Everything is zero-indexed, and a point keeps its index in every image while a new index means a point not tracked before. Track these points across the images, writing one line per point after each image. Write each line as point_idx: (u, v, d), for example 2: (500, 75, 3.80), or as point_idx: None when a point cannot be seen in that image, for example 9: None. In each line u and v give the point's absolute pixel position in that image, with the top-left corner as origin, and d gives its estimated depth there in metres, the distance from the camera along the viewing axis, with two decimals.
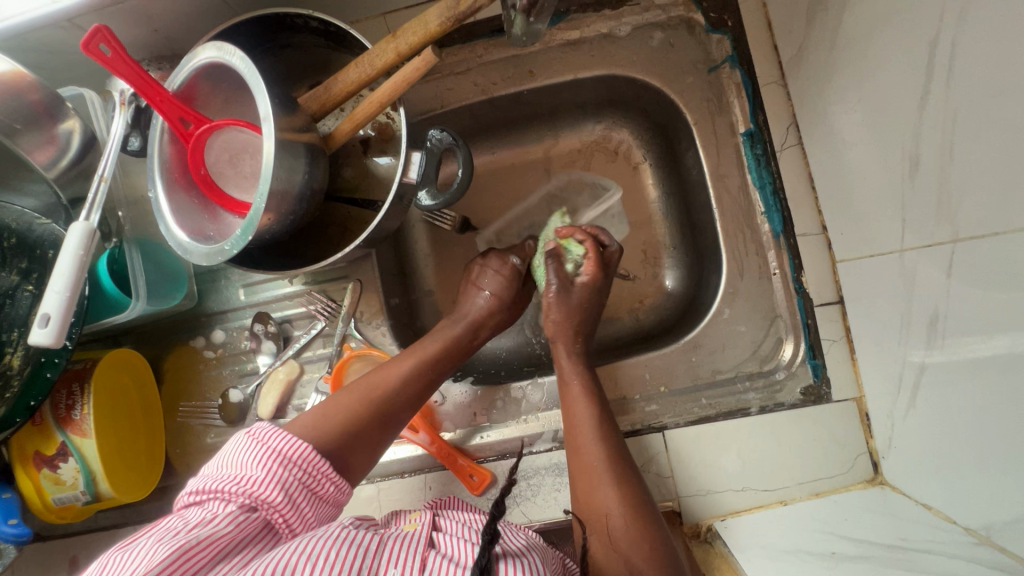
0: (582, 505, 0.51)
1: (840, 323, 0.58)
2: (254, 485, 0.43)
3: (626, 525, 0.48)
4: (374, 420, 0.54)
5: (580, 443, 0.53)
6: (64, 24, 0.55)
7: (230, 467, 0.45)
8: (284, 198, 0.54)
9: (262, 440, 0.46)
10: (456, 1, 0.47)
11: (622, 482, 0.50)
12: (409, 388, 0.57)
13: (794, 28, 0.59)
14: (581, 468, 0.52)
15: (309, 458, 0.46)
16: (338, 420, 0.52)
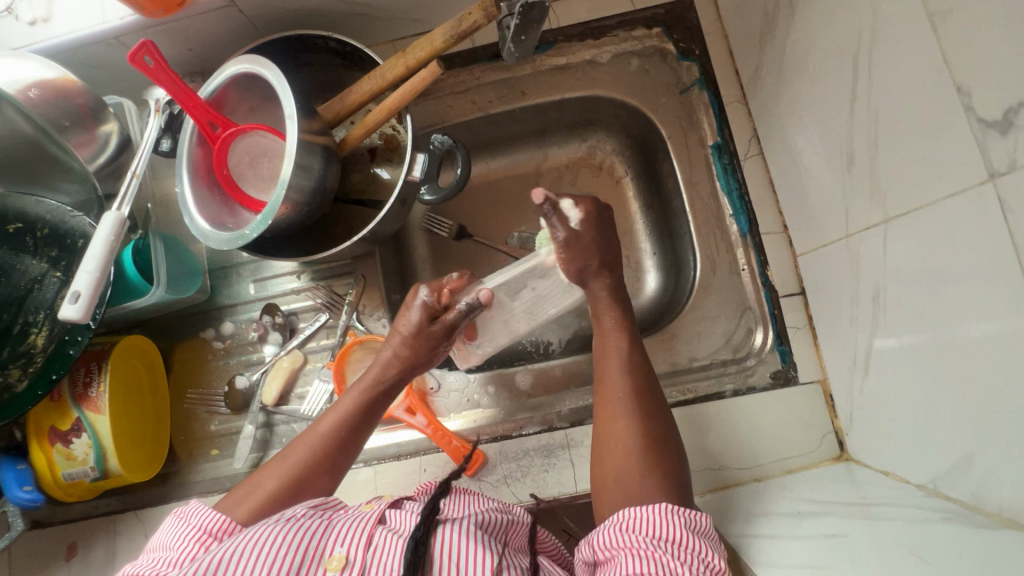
0: (602, 435, 0.56)
1: (803, 311, 0.64)
2: (169, 565, 0.47)
3: (639, 455, 0.53)
4: (296, 489, 0.54)
5: (611, 382, 0.58)
6: (112, 41, 0.63)
7: (159, 551, 0.49)
8: (301, 191, 0.60)
9: (186, 517, 0.50)
10: (458, 20, 0.54)
11: (641, 419, 0.55)
12: (320, 452, 0.55)
13: (752, 52, 0.66)
14: (607, 406, 0.57)
15: (226, 528, 0.50)
16: (262, 496, 0.53)
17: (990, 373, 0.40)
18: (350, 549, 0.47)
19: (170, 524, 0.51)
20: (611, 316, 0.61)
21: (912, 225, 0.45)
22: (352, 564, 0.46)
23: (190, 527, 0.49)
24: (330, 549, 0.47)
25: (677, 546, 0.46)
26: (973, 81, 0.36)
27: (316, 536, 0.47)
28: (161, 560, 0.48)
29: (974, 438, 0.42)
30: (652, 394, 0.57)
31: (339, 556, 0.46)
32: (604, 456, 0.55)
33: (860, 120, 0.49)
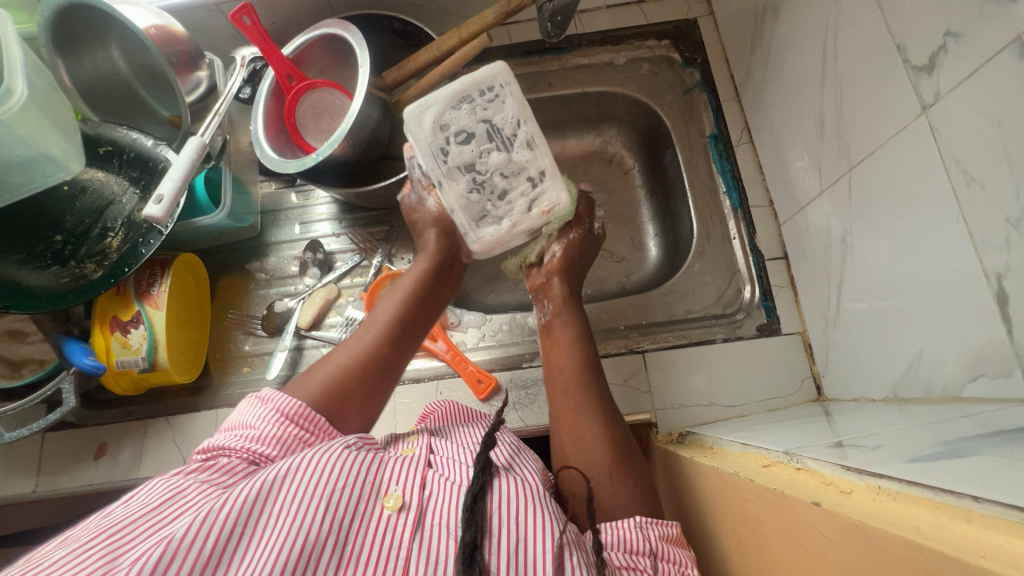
0: (568, 443, 0.56)
1: (785, 273, 0.74)
2: (255, 443, 0.49)
3: (612, 462, 0.54)
4: (364, 375, 0.58)
5: (574, 392, 0.59)
6: (213, 8, 0.75)
7: (243, 425, 0.51)
8: (359, 133, 0.70)
9: (269, 401, 0.52)
10: (506, 1, 0.68)
11: (607, 424, 0.57)
12: (382, 335, 0.61)
13: (743, 60, 0.80)
14: (569, 416, 0.58)
15: (303, 413, 0.51)
16: (325, 379, 0.56)
17: (929, 277, 0.49)
18: (405, 491, 0.47)
19: (251, 406, 0.52)
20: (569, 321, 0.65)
21: (867, 168, 0.55)
22: (409, 507, 0.46)
23: (270, 411, 0.51)
24: (387, 488, 0.47)
25: (652, 557, 0.47)
26: (908, 40, 0.47)
27: (374, 472, 0.48)
28: (244, 436, 0.50)
29: (922, 338, 0.50)
30: (609, 401, 0.59)
31: (397, 495, 0.46)
32: (568, 467, 0.55)
33: (829, 92, 0.60)
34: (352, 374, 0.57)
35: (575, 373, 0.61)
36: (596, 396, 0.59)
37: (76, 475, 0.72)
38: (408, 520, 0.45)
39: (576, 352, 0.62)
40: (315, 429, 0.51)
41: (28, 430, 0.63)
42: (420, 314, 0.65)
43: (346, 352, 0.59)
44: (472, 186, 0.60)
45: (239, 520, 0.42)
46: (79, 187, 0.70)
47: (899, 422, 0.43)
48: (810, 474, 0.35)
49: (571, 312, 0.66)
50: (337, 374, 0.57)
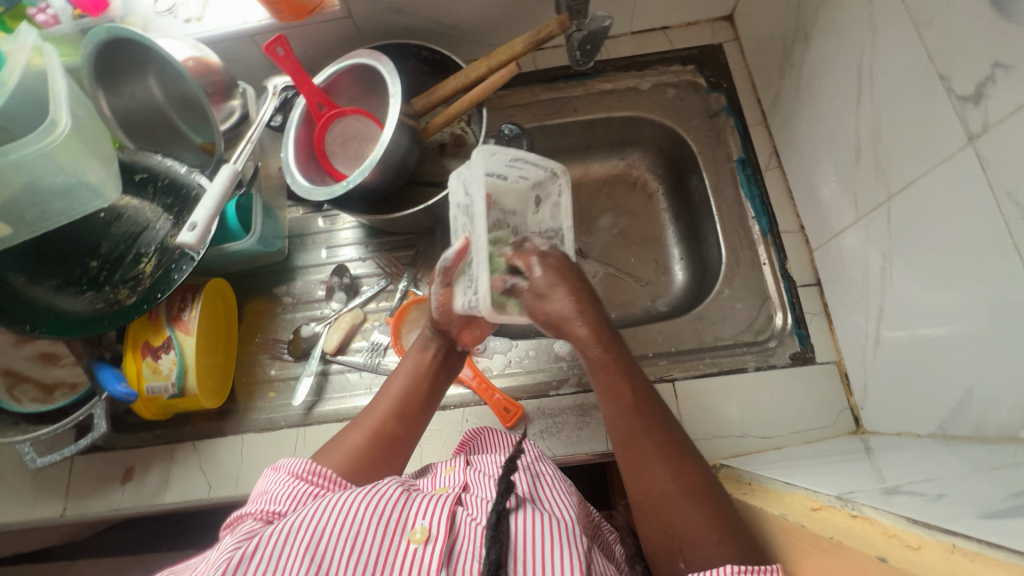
0: (648, 497, 0.51)
1: (819, 300, 0.72)
2: (271, 502, 0.51)
3: (701, 516, 0.47)
4: (376, 450, 0.58)
5: (638, 438, 0.53)
6: (248, 39, 0.78)
7: (260, 492, 0.53)
8: (388, 161, 0.71)
9: (282, 466, 0.54)
10: (536, 31, 0.68)
11: (682, 469, 0.51)
12: (390, 411, 0.61)
13: (771, 85, 0.80)
14: (641, 466, 0.52)
15: (313, 469, 0.53)
16: (340, 456, 0.57)
17: (979, 310, 0.47)
18: (432, 522, 0.47)
19: (265, 476, 0.55)
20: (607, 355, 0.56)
21: (907, 197, 0.54)
22: (435, 538, 0.46)
23: (282, 474, 0.53)
24: (413, 522, 0.47)
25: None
26: (951, 70, 0.46)
27: (399, 508, 0.48)
28: (260, 503, 0.52)
29: (973, 373, 0.48)
30: (680, 440, 0.53)
31: (423, 528, 0.47)
32: (655, 525, 0.50)
33: (865, 120, 0.59)
34: (368, 443, 0.58)
35: (635, 416, 0.54)
36: (660, 440, 0.52)
37: (103, 499, 0.72)
38: (435, 550, 0.45)
39: (628, 390, 0.55)
40: (326, 482, 0.52)
41: (59, 455, 0.63)
42: (421, 398, 0.63)
43: (355, 429, 0.60)
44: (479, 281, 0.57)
45: (265, 568, 0.43)
46: (116, 215, 0.72)
47: (954, 464, 0.41)
48: (867, 522, 0.34)
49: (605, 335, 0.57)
50: (353, 450, 0.57)
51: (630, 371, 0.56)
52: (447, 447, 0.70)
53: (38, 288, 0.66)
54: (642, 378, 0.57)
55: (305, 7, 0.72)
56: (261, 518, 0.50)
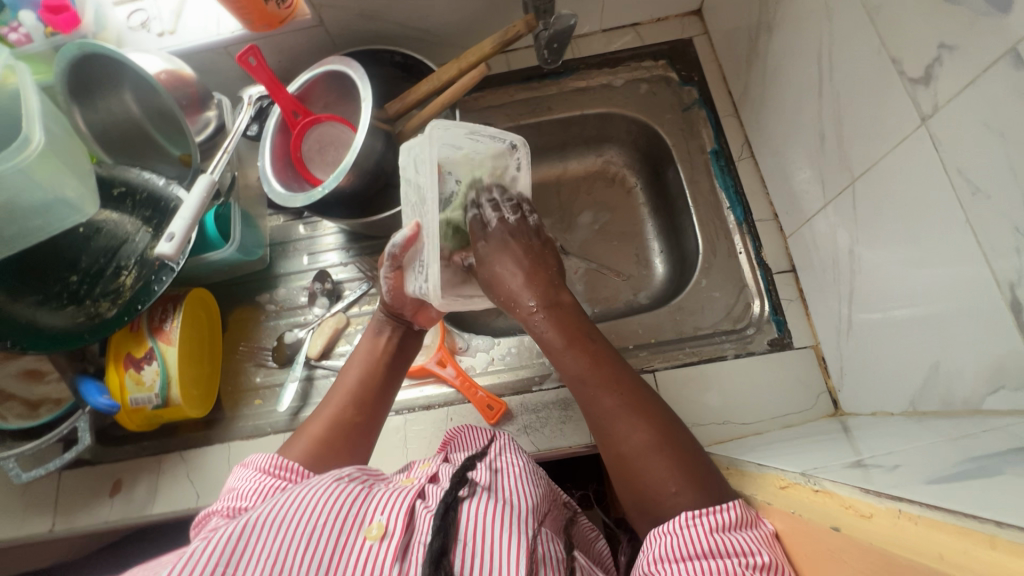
0: (618, 455, 0.52)
1: (794, 286, 0.73)
2: (239, 498, 0.52)
3: (665, 460, 0.50)
4: (334, 438, 0.60)
5: (598, 399, 0.54)
6: (222, 51, 0.78)
7: (230, 489, 0.55)
8: (363, 165, 0.72)
9: (252, 464, 0.56)
10: (503, 31, 0.70)
11: (645, 421, 0.52)
12: (344, 397, 0.63)
13: (740, 76, 0.81)
14: (597, 418, 0.54)
15: (279, 464, 0.55)
16: (300, 448, 0.59)
17: (941, 285, 0.48)
18: (390, 519, 0.48)
19: (237, 472, 0.57)
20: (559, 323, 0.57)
21: (870, 179, 0.55)
22: (391, 535, 0.47)
23: (251, 470, 0.55)
24: (370, 518, 0.48)
25: (706, 559, 0.41)
26: (902, 53, 0.47)
27: (357, 505, 0.49)
28: (228, 500, 0.54)
29: (938, 349, 0.49)
30: (641, 394, 0.54)
31: (380, 524, 0.47)
32: (624, 477, 0.52)
33: (827, 107, 0.60)
34: (325, 432, 0.60)
35: (595, 374, 0.55)
36: (623, 396, 0.53)
37: (92, 513, 0.72)
38: (389, 547, 0.46)
39: (582, 354, 0.55)
40: (293, 475, 0.55)
41: (44, 470, 0.64)
42: (377, 380, 0.65)
43: (315, 420, 0.62)
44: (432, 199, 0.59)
45: (222, 558, 0.43)
46: (95, 228, 0.72)
47: (919, 437, 0.42)
48: (830, 495, 0.34)
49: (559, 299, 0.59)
50: (311, 438, 0.60)
51: (582, 339, 0.56)
52: (432, 447, 0.70)
53: (18, 304, 0.66)
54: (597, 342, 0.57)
55: (277, 16, 0.73)
56: (228, 513, 0.52)
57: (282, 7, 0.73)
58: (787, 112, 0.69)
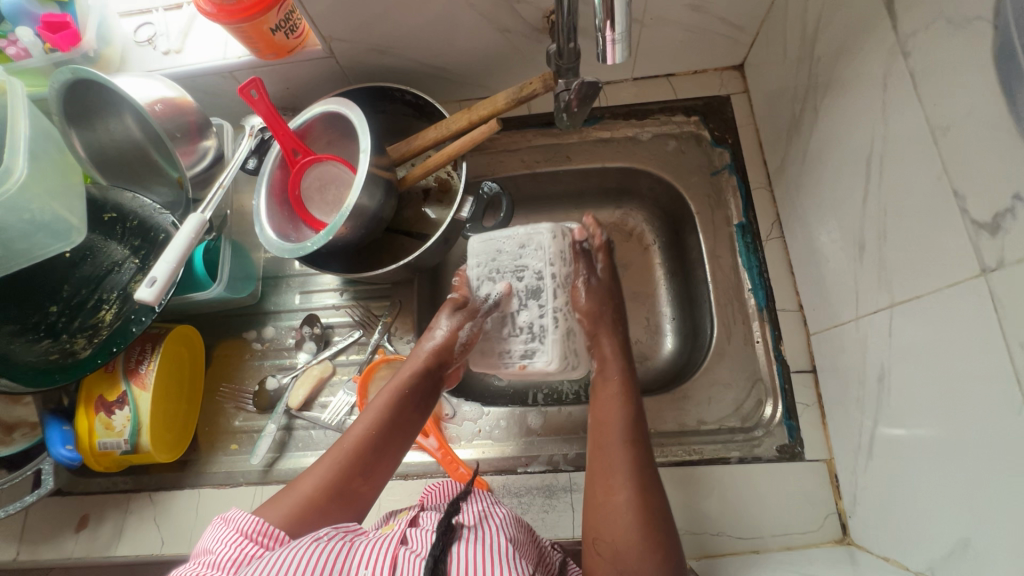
0: (596, 499, 0.56)
1: (812, 389, 0.67)
2: (213, 567, 0.46)
3: (639, 522, 0.53)
4: (328, 504, 0.55)
5: (608, 449, 0.58)
6: (227, 75, 0.74)
7: (201, 557, 0.48)
8: (361, 215, 0.68)
9: (229, 522, 0.50)
10: (520, 88, 0.66)
11: (640, 484, 0.55)
12: (356, 455, 0.58)
13: (777, 146, 0.74)
14: (603, 464, 0.57)
15: (263, 529, 0.49)
16: (289, 510, 0.53)
17: (981, 454, 0.42)
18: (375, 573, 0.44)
19: (212, 531, 0.50)
20: (613, 372, 0.64)
21: (912, 309, 0.48)
22: None
23: (230, 531, 0.49)
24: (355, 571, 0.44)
25: None
26: (965, 187, 0.41)
27: (340, 562, 0.45)
28: (201, 563, 0.47)
29: (967, 523, 0.44)
30: (650, 463, 0.57)
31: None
32: (595, 520, 0.55)
33: (871, 214, 0.54)
34: (319, 494, 0.55)
35: (617, 425, 0.59)
36: (633, 456, 0.57)
37: (56, 547, 0.70)
38: None
39: (620, 407, 0.60)
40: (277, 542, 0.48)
41: (5, 511, 0.61)
42: (393, 435, 0.60)
43: (315, 474, 0.56)
44: (535, 299, 0.62)
45: None
46: (82, 256, 0.70)
47: None
48: None
49: (620, 363, 0.64)
50: (303, 495, 0.55)
51: (624, 395, 0.62)
52: None
53: None
54: (636, 402, 0.61)
55: (285, 47, 0.69)
56: None
57: (291, 37, 0.69)
58: (825, 199, 0.62)
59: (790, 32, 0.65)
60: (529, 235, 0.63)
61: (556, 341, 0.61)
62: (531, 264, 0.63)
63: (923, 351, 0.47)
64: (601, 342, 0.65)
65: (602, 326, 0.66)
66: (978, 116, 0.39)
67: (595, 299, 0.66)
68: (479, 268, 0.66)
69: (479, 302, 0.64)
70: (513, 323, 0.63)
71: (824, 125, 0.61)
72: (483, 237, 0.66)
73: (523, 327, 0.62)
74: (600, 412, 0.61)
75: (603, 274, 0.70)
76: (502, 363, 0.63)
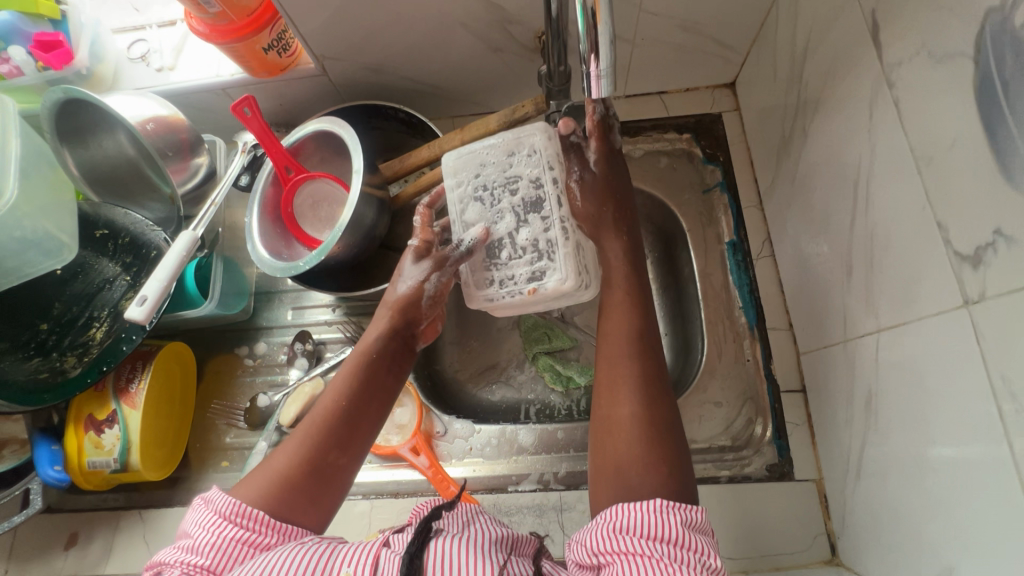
0: (600, 412, 0.54)
1: (802, 409, 0.67)
2: (195, 554, 0.46)
3: (640, 437, 0.51)
4: (304, 479, 0.50)
5: (615, 363, 0.55)
6: (220, 92, 0.74)
7: (185, 537, 0.48)
8: (353, 234, 0.68)
9: (209, 502, 0.49)
10: (513, 111, 0.67)
11: (642, 396, 0.53)
12: (330, 424, 0.53)
13: (768, 165, 0.74)
14: (611, 380, 0.54)
15: (241, 510, 0.47)
16: (263, 487, 0.49)
17: (965, 483, 0.42)
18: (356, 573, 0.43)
19: (194, 511, 0.49)
20: (624, 273, 0.61)
21: (898, 335, 0.48)
22: None
23: (208, 514, 0.48)
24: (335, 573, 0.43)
25: (674, 545, 0.44)
26: (949, 218, 0.41)
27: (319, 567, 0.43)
28: (182, 548, 0.47)
29: (953, 552, 0.44)
30: (654, 378, 0.54)
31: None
32: (602, 437, 0.52)
33: (858, 238, 0.54)
34: (295, 470, 0.51)
35: (626, 335, 0.56)
36: (643, 374, 0.54)
37: (45, 566, 0.69)
38: None
39: (630, 317, 0.58)
40: (257, 527, 0.47)
41: None
42: (369, 405, 0.56)
43: (287, 449, 0.52)
44: (537, 206, 0.58)
45: None
46: (73, 273, 0.69)
47: None
48: None
49: (626, 265, 0.61)
50: (277, 472, 0.50)
51: (633, 301, 0.59)
52: None
53: None
54: (652, 321, 0.58)
55: (278, 65, 0.69)
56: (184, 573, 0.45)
57: (284, 56, 0.69)
58: (814, 219, 0.62)
59: (779, 54, 0.66)
60: (517, 140, 0.58)
61: (564, 255, 0.56)
62: (523, 172, 0.58)
63: (909, 377, 0.48)
64: (605, 241, 0.62)
65: (605, 226, 0.62)
66: (961, 148, 0.40)
67: (592, 198, 0.62)
68: (459, 189, 0.60)
69: (449, 249, 0.60)
70: (513, 244, 0.58)
71: (813, 147, 0.61)
72: (461, 150, 0.59)
73: (525, 248, 0.57)
74: (606, 313, 0.59)
75: (597, 168, 0.64)
76: (510, 294, 0.59)
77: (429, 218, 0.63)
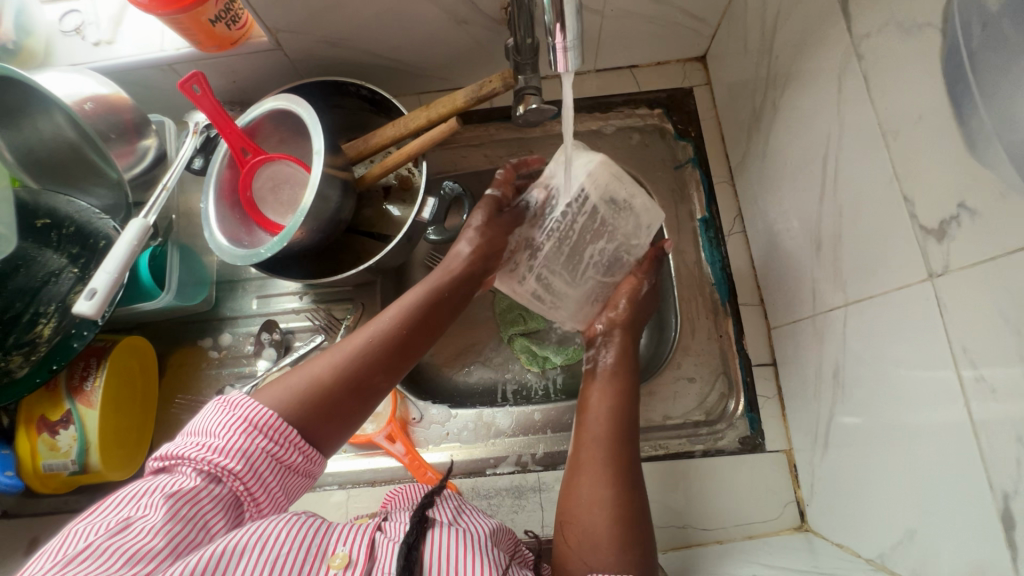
0: (575, 488, 0.53)
1: (773, 382, 0.69)
2: (215, 454, 0.44)
3: (610, 523, 0.50)
4: (342, 394, 0.50)
5: (592, 450, 0.55)
6: (166, 68, 0.69)
7: (200, 434, 0.46)
8: (317, 218, 0.65)
9: (233, 405, 0.46)
10: (479, 87, 0.64)
11: (620, 488, 0.53)
12: (381, 347, 0.53)
13: (738, 140, 0.74)
14: (585, 464, 0.55)
15: (272, 423, 0.46)
16: (298, 394, 0.49)
17: (925, 451, 0.44)
18: (353, 550, 0.44)
19: (215, 408, 0.47)
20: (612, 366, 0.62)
21: (864, 309, 0.49)
22: (355, 566, 0.43)
23: (236, 417, 0.45)
24: (333, 548, 0.44)
25: None
26: (915, 192, 0.41)
27: (320, 535, 0.45)
28: (202, 445, 0.45)
29: (914, 516, 0.45)
30: (632, 466, 0.55)
31: (343, 553, 0.44)
32: (566, 520, 0.52)
33: (827, 213, 0.54)
34: (334, 386, 0.50)
35: (609, 426, 0.57)
36: (618, 462, 0.54)
37: None
38: None
39: (609, 408, 0.58)
40: (286, 443, 0.46)
41: None
42: (417, 336, 0.56)
43: (329, 360, 0.51)
44: (605, 267, 0.63)
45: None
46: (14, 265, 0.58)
47: None
48: None
49: (620, 364, 0.62)
50: (322, 381, 0.50)
51: (617, 395, 0.59)
52: None
53: None
54: (631, 412, 0.58)
55: (228, 38, 0.65)
56: (208, 474, 0.43)
57: (235, 29, 0.64)
58: (784, 195, 0.62)
59: (749, 26, 0.65)
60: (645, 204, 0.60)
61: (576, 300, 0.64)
62: (622, 229, 0.61)
63: (875, 350, 0.49)
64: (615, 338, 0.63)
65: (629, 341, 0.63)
66: (926, 123, 0.40)
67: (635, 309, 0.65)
68: (580, 199, 0.58)
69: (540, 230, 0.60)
70: (575, 273, 0.62)
71: (781, 122, 0.61)
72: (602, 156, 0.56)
73: (582, 283, 0.63)
74: (586, 408, 0.59)
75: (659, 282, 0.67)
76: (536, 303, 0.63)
77: (511, 176, 0.67)
